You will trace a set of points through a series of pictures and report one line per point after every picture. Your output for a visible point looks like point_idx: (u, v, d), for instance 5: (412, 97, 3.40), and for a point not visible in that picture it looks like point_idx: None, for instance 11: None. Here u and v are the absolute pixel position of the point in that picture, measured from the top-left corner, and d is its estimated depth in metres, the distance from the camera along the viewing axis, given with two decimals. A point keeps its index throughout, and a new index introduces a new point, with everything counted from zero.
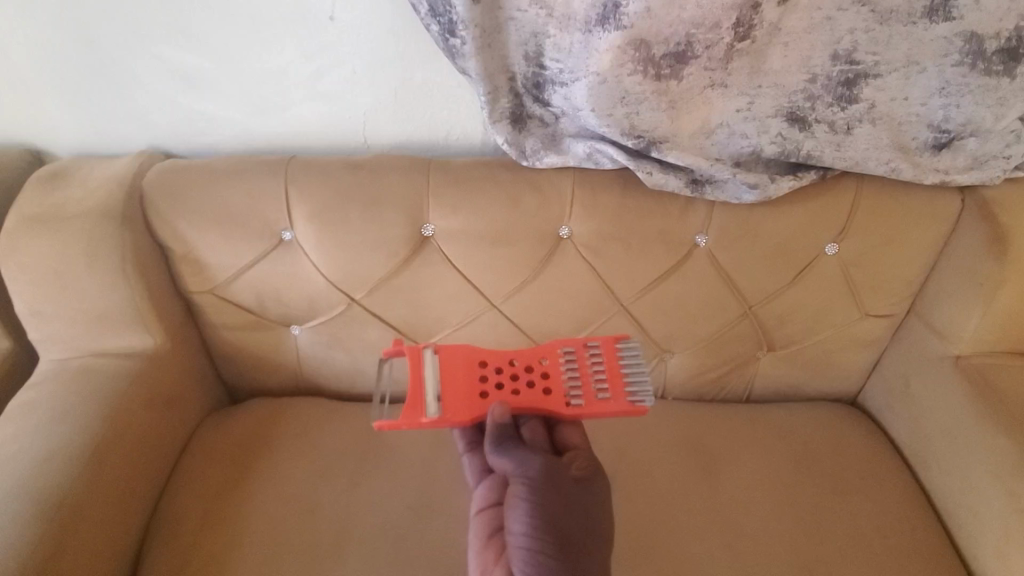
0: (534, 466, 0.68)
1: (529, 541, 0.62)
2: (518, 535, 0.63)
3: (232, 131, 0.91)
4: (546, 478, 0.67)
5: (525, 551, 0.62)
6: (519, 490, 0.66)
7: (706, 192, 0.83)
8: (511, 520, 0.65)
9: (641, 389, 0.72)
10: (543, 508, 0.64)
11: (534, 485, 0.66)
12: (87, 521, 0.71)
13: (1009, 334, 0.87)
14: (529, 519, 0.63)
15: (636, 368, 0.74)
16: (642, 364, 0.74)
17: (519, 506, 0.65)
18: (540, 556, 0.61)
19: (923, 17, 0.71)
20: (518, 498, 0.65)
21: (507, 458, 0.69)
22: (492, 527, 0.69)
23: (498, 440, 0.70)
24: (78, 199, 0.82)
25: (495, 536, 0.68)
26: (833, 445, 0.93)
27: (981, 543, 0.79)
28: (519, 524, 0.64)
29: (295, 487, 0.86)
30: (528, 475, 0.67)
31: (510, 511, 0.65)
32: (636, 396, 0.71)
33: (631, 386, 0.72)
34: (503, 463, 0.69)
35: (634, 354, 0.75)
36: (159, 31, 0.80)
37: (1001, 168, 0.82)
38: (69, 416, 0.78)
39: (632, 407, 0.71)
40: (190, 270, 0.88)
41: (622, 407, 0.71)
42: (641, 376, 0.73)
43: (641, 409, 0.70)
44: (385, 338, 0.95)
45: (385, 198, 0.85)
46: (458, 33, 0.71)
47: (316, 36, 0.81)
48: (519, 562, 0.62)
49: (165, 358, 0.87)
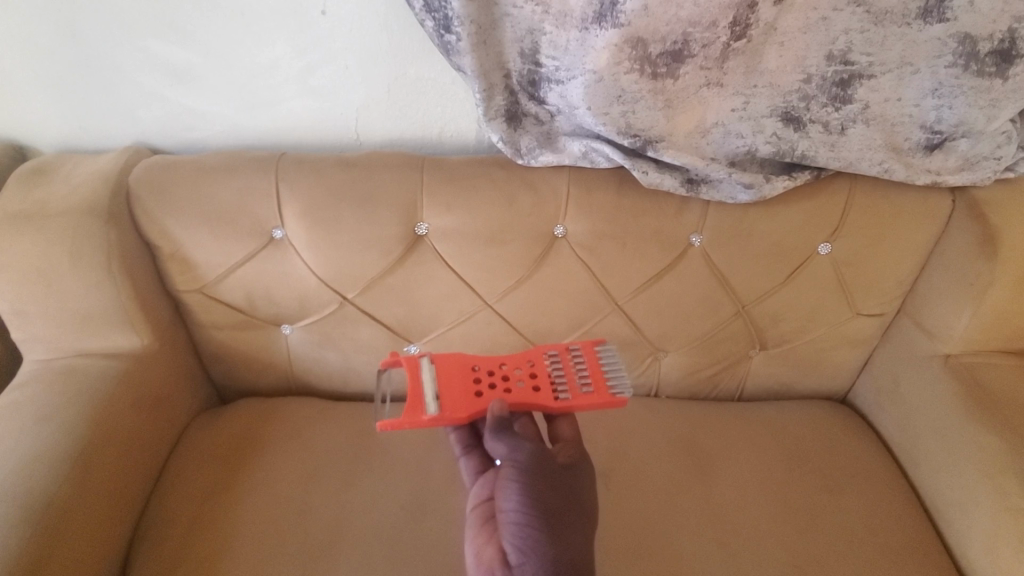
0: (525, 450, 0.66)
1: (519, 517, 0.61)
2: (508, 512, 0.62)
3: (222, 127, 0.89)
4: (537, 461, 0.65)
5: (515, 526, 0.60)
6: (508, 472, 0.64)
7: (701, 191, 0.83)
8: (501, 500, 0.63)
9: (620, 382, 0.73)
10: (533, 488, 0.63)
11: (524, 467, 0.64)
12: (72, 525, 0.70)
13: (998, 333, 0.88)
14: (520, 497, 0.62)
15: (614, 365, 0.75)
16: (619, 362, 0.75)
17: (508, 486, 0.63)
18: (530, 531, 0.60)
19: (917, 18, 0.71)
20: (507, 479, 0.64)
21: (501, 442, 0.67)
22: (488, 514, 0.65)
23: (496, 427, 0.67)
24: (62, 196, 0.80)
25: (490, 523, 0.64)
26: (824, 443, 0.94)
27: (969, 540, 0.80)
28: (509, 502, 0.62)
29: (286, 489, 0.85)
30: (519, 459, 0.65)
31: (500, 492, 0.64)
32: (617, 389, 0.73)
33: (611, 380, 0.74)
34: (498, 448, 0.67)
35: (612, 356, 0.76)
36: (147, 24, 0.78)
37: (991, 169, 0.82)
38: (53, 418, 0.76)
39: (614, 399, 0.71)
40: (179, 268, 0.86)
41: (605, 399, 0.72)
42: (620, 372, 0.74)
43: (622, 399, 0.71)
44: (377, 338, 0.94)
45: (379, 195, 0.84)
46: (453, 29, 0.71)
47: (308, 31, 0.80)
48: (509, 537, 0.60)
49: (152, 358, 0.86)
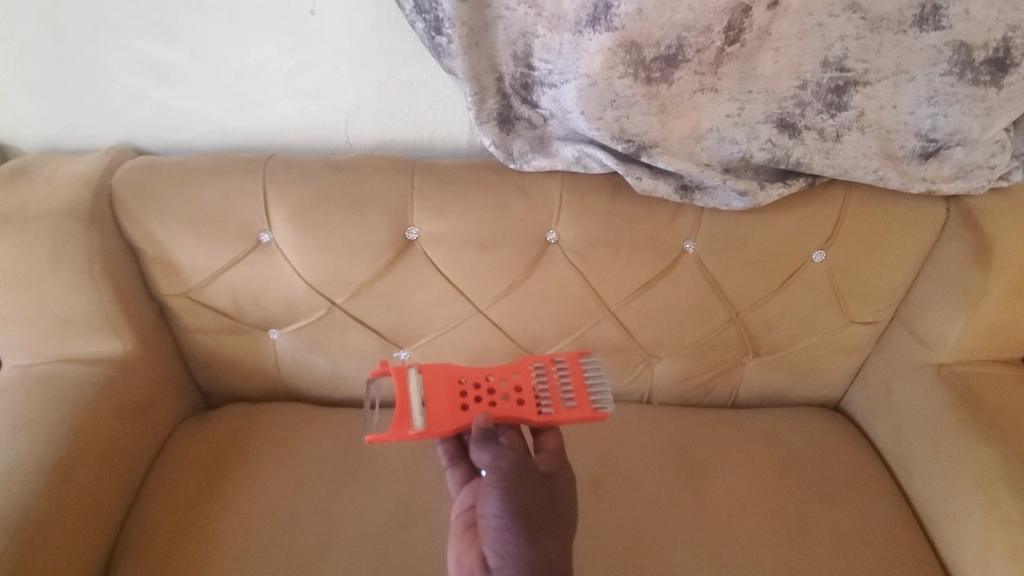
0: (508, 458, 0.65)
1: (499, 522, 0.59)
2: (488, 517, 0.60)
3: (209, 128, 0.87)
4: (519, 469, 0.64)
5: (495, 531, 0.59)
6: (490, 479, 0.63)
7: (695, 198, 0.82)
8: (483, 506, 0.62)
9: (603, 396, 0.72)
10: (515, 495, 0.61)
11: (507, 475, 0.63)
12: (51, 536, 0.68)
13: (991, 342, 0.88)
14: (501, 503, 0.61)
15: (598, 379, 0.73)
16: (603, 374, 0.73)
17: (491, 492, 0.62)
18: (509, 535, 0.58)
19: (913, 25, 0.71)
20: (490, 485, 0.63)
21: (486, 450, 0.65)
22: (470, 521, 0.64)
23: (482, 436, 0.66)
24: (41, 197, 0.78)
25: (472, 530, 0.63)
26: (816, 451, 0.94)
27: (961, 549, 0.79)
28: (491, 507, 0.61)
29: (273, 497, 0.83)
30: (502, 466, 0.64)
31: (482, 499, 0.62)
32: (599, 403, 0.71)
33: (593, 394, 0.72)
34: (483, 455, 0.65)
35: (597, 368, 0.74)
36: (132, 23, 0.76)
37: (986, 177, 0.82)
38: (32, 426, 0.74)
39: (596, 413, 0.70)
40: (164, 271, 0.85)
41: (586, 414, 0.70)
42: (604, 386, 0.73)
43: (604, 414, 0.70)
44: (366, 343, 0.93)
45: (367, 200, 0.82)
46: (444, 31, 0.69)
47: (296, 31, 0.78)
48: (489, 542, 0.59)
49: (135, 363, 0.84)
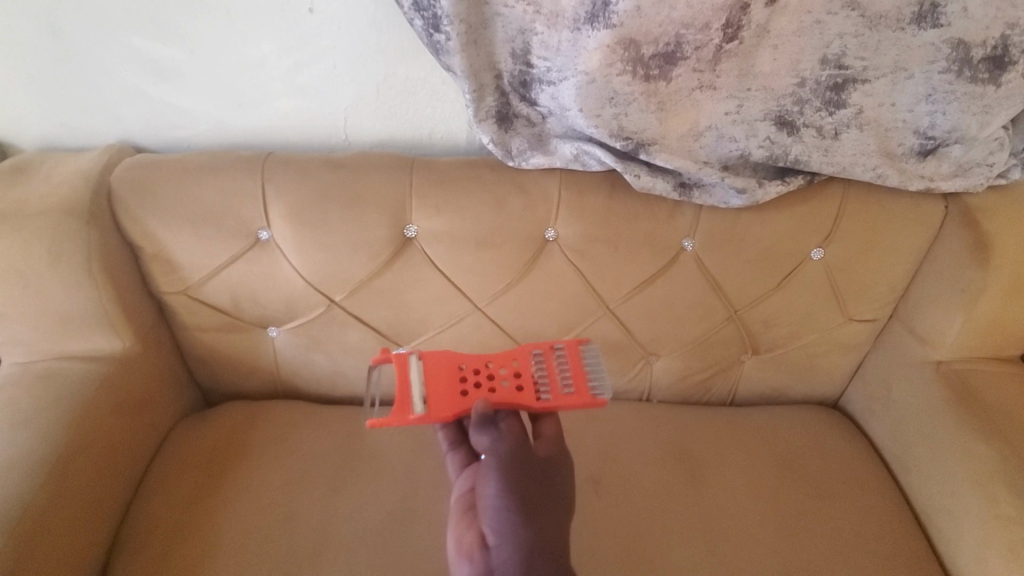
0: (508, 440, 0.65)
1: (499, 501, 0.60)
2: (488, 498, 0.60)
3: (208, 125, 0.87)
4: (519, 451, 0.64)
5: (495, 510, 0.59)
6: (490, 460, 0.63)
7: (694, 195, 0.83)
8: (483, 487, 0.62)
9: (601, 384, 0.72)
10: (514, 475, 0.62)
11: (506, 456, 0.63)
12: (49, 533, 0.68)
13: (989, 340, 0.88)
14: (500, 483, 0.61)
15: (597, 366, 0.73)
16: (602, 362, 0.74)
17: (491, 473, 0.62)
18: (508, 514, 0.58)
19: (911, 23, 0.71)
20: (489, 467, 0.63)
21: (485, 433, 0.66)
22: (470, 503, 0.64)
23: (481, 421, 0.66)
24: (40, 195, 0.78)
25: (472, 511, 0.63)
26: (814, 448, 0.94)
27: (959, 546, 0.79)
28: (490, 487, 0.61)
29: (271, 494, 0.83)
30: (501, 449, 0.64)
31: (482, 480, 0.62)
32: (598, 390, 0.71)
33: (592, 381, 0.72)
34: (482, 439, 0.66)
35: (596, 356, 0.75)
36: (130, 21, 0.76)
37: (984, 175, 0.82)
38: (30, 423, 0.74)
39: (595, 399, 0.70)
40: (162, 269, 0.85)
41: (584, 401, 0.70)
42: (602, 374, 0.73)
43: (602, 400, 0.69)
44: (365, 341, 0.93)
45: (366, 198, 0.82)
46: (442, 28, 0.69)
47: (294, 29, 0.78)
48: (488, 521, 0.59)
49: (134, 361, 0.84)
